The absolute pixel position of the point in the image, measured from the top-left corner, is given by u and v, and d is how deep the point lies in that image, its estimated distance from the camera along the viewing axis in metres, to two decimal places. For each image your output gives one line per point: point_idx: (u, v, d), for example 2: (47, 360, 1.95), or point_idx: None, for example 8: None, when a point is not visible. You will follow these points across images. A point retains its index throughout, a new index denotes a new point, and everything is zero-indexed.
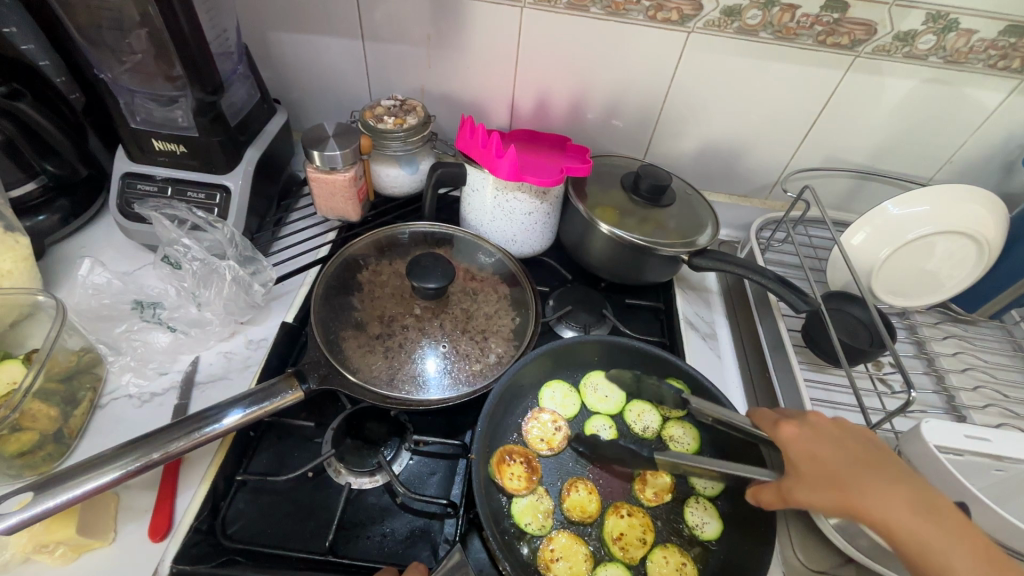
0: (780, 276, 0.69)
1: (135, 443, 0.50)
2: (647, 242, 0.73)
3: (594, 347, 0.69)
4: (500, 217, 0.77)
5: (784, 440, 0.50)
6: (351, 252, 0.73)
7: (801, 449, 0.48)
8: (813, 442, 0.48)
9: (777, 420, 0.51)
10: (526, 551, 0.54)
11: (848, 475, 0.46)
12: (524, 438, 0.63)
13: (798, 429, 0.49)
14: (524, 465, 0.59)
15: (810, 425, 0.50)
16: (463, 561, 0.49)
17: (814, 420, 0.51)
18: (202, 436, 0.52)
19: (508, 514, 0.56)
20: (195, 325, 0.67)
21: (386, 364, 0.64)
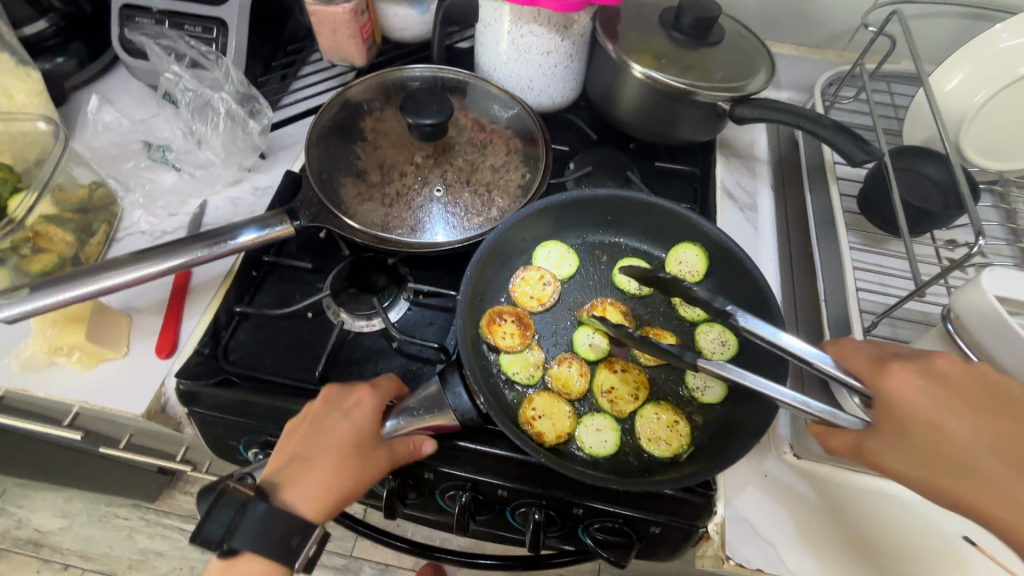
0: (840, 122, 0.57)
1: (146, 252, 0.53)
2: (686, 85, 0.63)
3: (607, 206, 0.61)
4: (517, 59, 0.68)
5: (884, 389, 0.40)
6: (352, 95, 0.69)
7: (913, 408, 0.38)
8: (936, 403, 0.38)
9: (886, 362, 0.40)
10: (509, 396, 0.54)
11: (975, 458, 0.37)
12: (516, 293, 0.59)
13: (914, 377, 0.39)
14: (515, 322, 0.57)
15: (933, 373, 0.39)
16: (439, 393, 0.50)
17: (939, 371, 0.39)
18: (220, 251, 0.54)
19: (495, 362, 0.55)
20: (201, 167, 0.67)
21: (383, 209, 0.61)
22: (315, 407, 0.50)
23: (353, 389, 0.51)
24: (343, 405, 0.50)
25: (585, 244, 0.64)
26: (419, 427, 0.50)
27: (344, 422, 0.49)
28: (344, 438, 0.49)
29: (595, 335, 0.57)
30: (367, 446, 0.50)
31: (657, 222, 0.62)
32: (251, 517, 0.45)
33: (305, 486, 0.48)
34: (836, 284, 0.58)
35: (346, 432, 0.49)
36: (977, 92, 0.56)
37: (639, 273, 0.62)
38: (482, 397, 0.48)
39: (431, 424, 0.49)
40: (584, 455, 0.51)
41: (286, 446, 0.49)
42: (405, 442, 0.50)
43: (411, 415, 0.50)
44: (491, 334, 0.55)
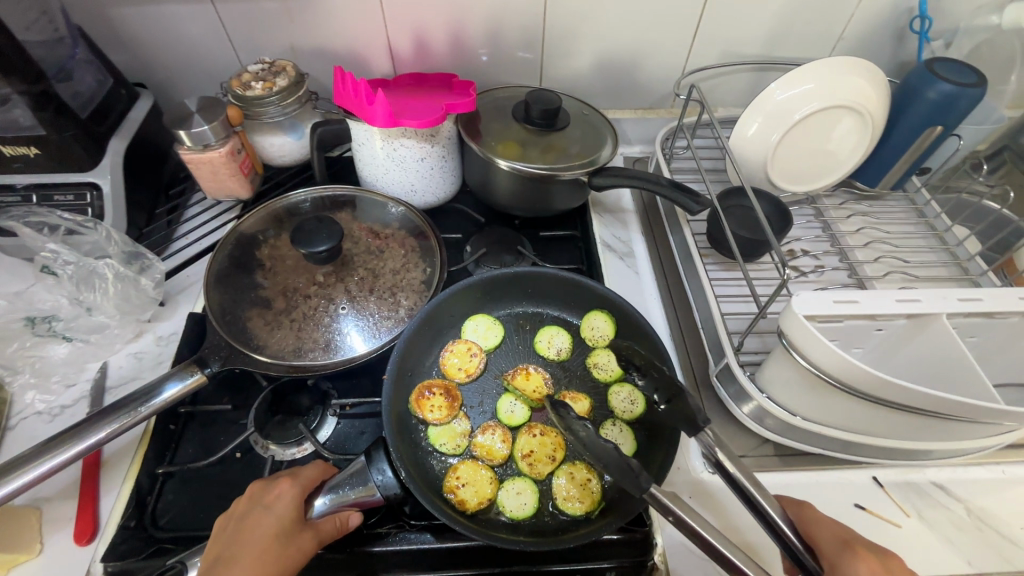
0: (673, 180, 0.68)
1: (53, 440, 0.51)
2: (547, 169, 0.72)
3: (530, 281, 0.67)
4: (394, 168, 0.74)
5: (842, 569, 0.43)
6: (245, 229, 0.71)
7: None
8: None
9: (852, 545, 0.44)
10: (436, 466, 0.57)
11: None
12: (445, 366, 0.64)
13: (874, 568, 0.43)
14: (443, 395, 0.61)
15: (889, 571, 0.43)
16: (365, 468, 0.53)
17: (895, 568, 0.44)
18: (140, 415, 0.53)
19: (424, 436, 0.59)
20: (96, 331, 0.65)
21: (294, 335, 0.63)
22: (240, 506, 0.51)
23: (275, 482, 0.52)
24: (266, 497, 0.51)
25: (511, 316, 0.69)
26: (346, 503, 0.51)
27: (267, 516, 0.49)
28: (268, 530, 0.48)
29: (518, 403, 0.62)
30: (294, 529, 0.49)
31: (572, 293, 0.67)
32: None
33: None
34: (707, 312, 0.66)
35: (269, 522, 0.48)
36: (770, 134, 0.69)
37: (558, 338, 0.66)
38: (404, 471, 0.52)
39: (356, 498, 0.51)
40: (504, 518, 0.54)
41: (210, 551, 0.48)
42: (333, 520, 0.50)
43: (338, 492, 0.51)
44: (420, 408, 0.59)
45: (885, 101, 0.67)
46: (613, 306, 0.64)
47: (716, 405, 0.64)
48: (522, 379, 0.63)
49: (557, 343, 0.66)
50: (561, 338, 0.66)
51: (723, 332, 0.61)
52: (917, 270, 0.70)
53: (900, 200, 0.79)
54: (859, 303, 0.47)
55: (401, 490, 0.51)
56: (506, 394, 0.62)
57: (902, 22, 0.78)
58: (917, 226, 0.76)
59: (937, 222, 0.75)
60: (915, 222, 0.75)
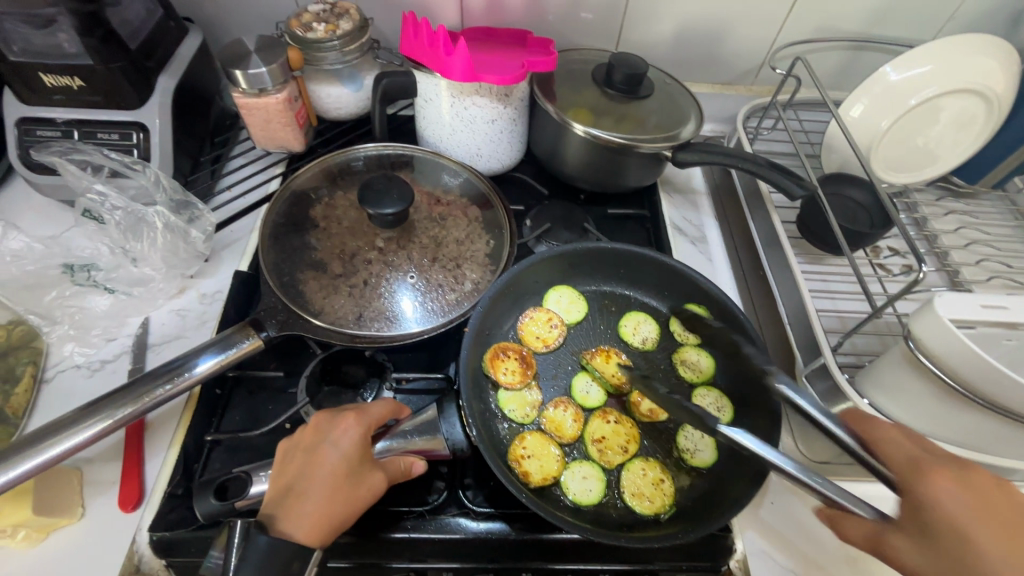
0: (770, 160, 0.63)
1: (93, 405, 0.47)
2: (626, 140, 0.66)
3: (620, 259, 0.62)
4: (461, 129, 0.69)
5: (914, 490, 0.38)
6: (298, 184, 0.66)
7: (944, 510, 0.36)
8: (981, 526, 0.35)
9: (921, 466, 0.39)
10: (502, 433, 0.53)
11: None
12: (523, 332, 0.60)
13: (956, 488, 0.37)
14: (517, 360, 0.57)
15: (975, 488, 0.37)
16: (434, 421, 0.50)
17: (988, 480, 0.37)
18: (168, 392, 0.49)
19: (493, 399, 0.55)
20: (138, 284, 0.61)
21: (353, 303, 0.59)
22: (303, 438, 0.44)
23: (340, 416, 0.46)
24: (331, 430, 0.44)
25: (596, 293, 0.64)
26: (410, 450, 0.47)
27: (333, 453, 0.43)
28: (336, 465, 0.42)
29: (594, 384, 0.57)
30: (362, 467, 0.43)
31: (671, 283, 0.62)
32: (254, 550, 0.37)
33: (298, 512, 0.40)
34: (796, 308, 0.62)
35: (336, 457, 0.43)
36: (881, 120, 0.63)
37: (645, 325, 0.62)
38: (474, 429, 0.48)
39: (423, 446, 0.47)
40: (567, 501, 0.50)
41: (275, 481, 0.42)
42: (399, 463, 0.46)
43: (403, 438, 0.47)
44: (493, 367, 0.55)
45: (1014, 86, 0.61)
46: (716, 303, 0.58)
47: (798, 407, 0.60)
48: (601, 360, 0.58)
49: (643, 331, 0.61)
50: (649, 327, 0.62)
51: (820, 332, 0.57)
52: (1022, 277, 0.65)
53: (998, 200, 0.74)
54: (1010, 310, 0.43)
55: (469, 447, 0.49)
56: (582, 372, 0.58)
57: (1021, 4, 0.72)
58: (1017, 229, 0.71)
59: None
60: (1016, 225, 0.70)
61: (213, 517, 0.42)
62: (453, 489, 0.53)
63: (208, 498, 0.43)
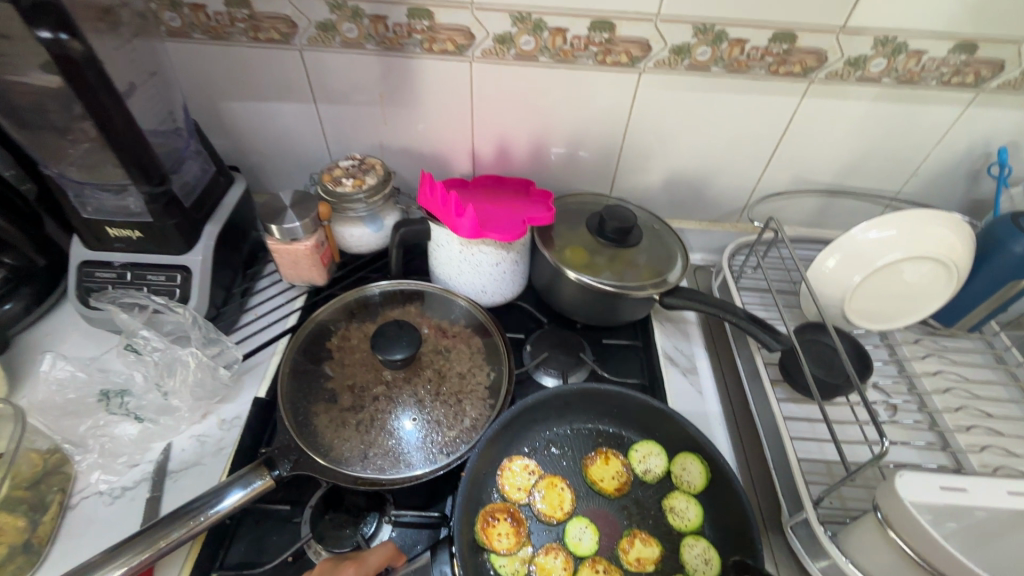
0: (751, 312, 0.68)
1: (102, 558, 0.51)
2: (618, 287, 0.73)
3: (613, 400, 0.67)
4: (467, 270, 0.76)
5: None
6: (320, 318, 0.74)
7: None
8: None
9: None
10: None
11: None
12: (504, 488, 0.61)
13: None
14: (509, 520, 0.58)
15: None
16: (428, 566, 0.52)
17: None
18: (169, 542, 0.52)
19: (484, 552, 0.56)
20: (164, 413, 0.66)
21: (359, 439, 0.63)
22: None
23: (341, 566, 0.51)
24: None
25: (588, 430, 0.67)
26: None
27: None
28: None
29: (587, 530, 0.59)
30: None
31: (663, 425, 0.65)
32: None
33: None
34: (779, 453, 0.64)
35: None
36: (853, 273, 0.69)
37: (653, 457, 0.64)
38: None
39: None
40: None
41: None
42: None
43: None
44: (487, 537, 0.57)
45: (970, 253, 0.67)
46: (711, 452, 0.61)
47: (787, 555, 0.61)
48: (601, 464, 0.64)
49: (651, 462, 0.64)
50: (657, 458, 0.64)
51: (801, 483, 0.59)
52: (1001, 424, 0.67)
53: (976, 340, 0.78)
54: (969, 492, 0.47)
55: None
56: (574, 518, 0.60)
57: (978, 164, 0.80)
58: (997, 371, 0.74)
59: (1018, 371, 0.73)
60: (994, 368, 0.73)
61: None
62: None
63: None
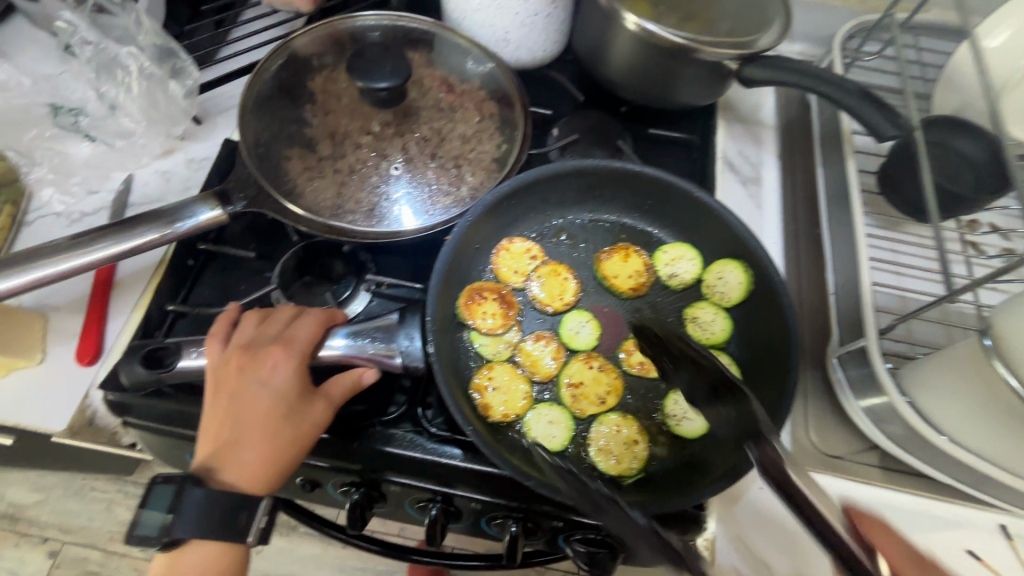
0: (865, 88, 0.49)
1: (23, 254, 0.44)
2: (689, 40, 0.54)
3: (650, 187, 0.52)
4: (489, 4, 0.57)
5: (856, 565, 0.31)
6: (297, 48, 0.59)
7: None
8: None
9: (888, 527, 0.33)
10: (468, 360, 0.48)
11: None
12: (498, 268, 0.52)
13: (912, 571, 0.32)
14: (497, 302, 0.50)
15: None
16: (392, 326, 0.44)
17: None
18: (114, 252, 0.45)
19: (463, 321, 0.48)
20: (121, 137, 0.58)
21: (335, 191, 0.53)
22: (226, 375, 0.39)
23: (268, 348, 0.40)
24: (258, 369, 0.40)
25: (609, 223, 0.55)
26: (360, 357, 0.42)
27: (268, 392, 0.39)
28: (268, 411, 0.39)
29: (588, 325, 0.50)
30: (301, 404, 0.40)
31: (703, 226, 0.52)
32: (189, 505, 0.37)
33: (237, 459, 0.38)
34: (847, 277, 0.51)
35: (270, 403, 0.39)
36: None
37: (683, 261, 0.53)
38: (433, 346, 0.43)
39: (373, 355, 0.41)
40: (526, 443, 0.44)
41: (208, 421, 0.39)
42: (345, 380, 0.41)
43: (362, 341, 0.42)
44: (470, 313, 0.48)
45: None
46: (761, 259, 0.48)
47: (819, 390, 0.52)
48: (619, 260, 0.52)
49: (680, 267, 0.52)
50: (688, 264, 0.52)
51: (869, 308, 0.46)
52: None
53: None
54: None
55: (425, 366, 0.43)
56: (573, 310, 0.51)
57: None
58: None
59: None
60: None
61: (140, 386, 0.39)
62: (413, 405, 0.50)
63: (134, 365, 0.39)
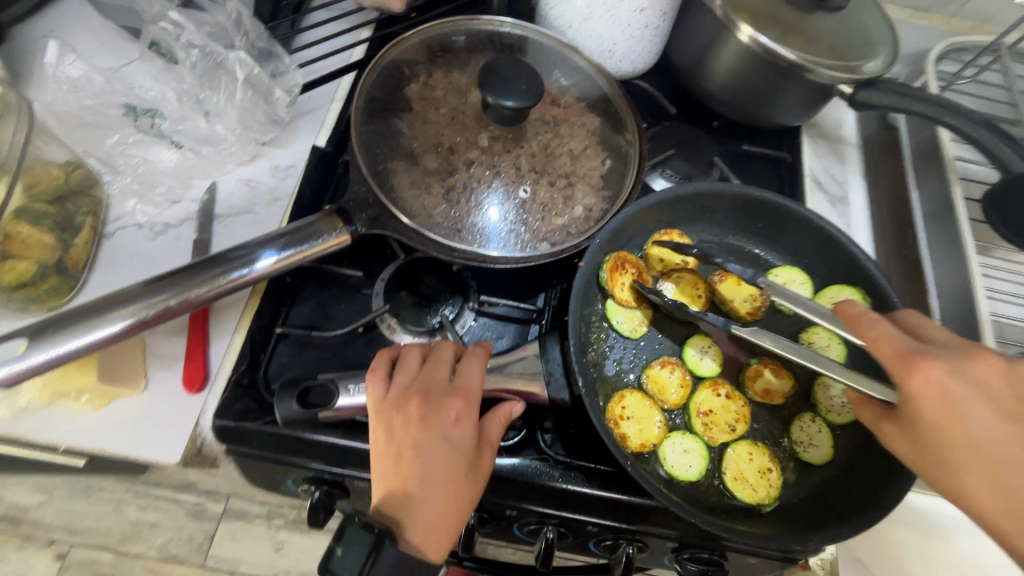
0: (987, 120, 0.50)
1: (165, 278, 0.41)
2: (802, 59, 0.53)
3: (764, 212, 0.53)
4: (601, 15, 0.56)
5: (912, 389, 0.36)
6: (395, 55, 0.55)
7: (940, 405, 0.35)
8: (993, 413, 0.35)
9: (912, 358, 0.36)
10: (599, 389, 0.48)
11: (948, 418, 0.35)
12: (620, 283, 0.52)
13: (946, 374, 0.35)
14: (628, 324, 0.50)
15: (968, 375, 0.36)
16: (537, 362, 0.45)
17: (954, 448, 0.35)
18: (230, 282, 0.41)
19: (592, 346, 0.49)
20: (207, 142, 0.54)
21: (447, 209, 0.51)
22: (403, 425, 0.37)
23: (443, 397, 0.38)
24: (439, 420, 0.38)
25: (720, 243, 0.55)
26: (506, 389, 0.43)
27: (448, 446, 0.37)
28: (450, 465, 0.37)
29: (709, 351, 0.50)
30: (477, 459, 0.38)
31: (818, 251, 0.53)
32: (383, 564, 0.34)
33: (420, 519, 0.36)
34: None
35: (451, 457, 0.37)
36: None
37: (798, 285, 0.53)
38: (583, 382, 0.43)
39: (524, 391, 0.43)
40: (663, 473, 0.45)
41: (385, 476, 0.37)
42: (497, 417, 0.40)
43: (497, 374, 0.44)
44: (600, 337, 0.50)
45: None
46: (884, 290, 0.49)
47: None
48: (732, 284, 0.52)
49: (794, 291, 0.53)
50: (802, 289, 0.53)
51: None
52: None
53: None
54: None
55: (571, 401, 0.44)
56: (693, 334, 0.51)
57: None
58: None
59: None
60: None
61: (292, 421, 0.40)
62: (532, 430, 0.49)
63: (289, 401, 0.40)
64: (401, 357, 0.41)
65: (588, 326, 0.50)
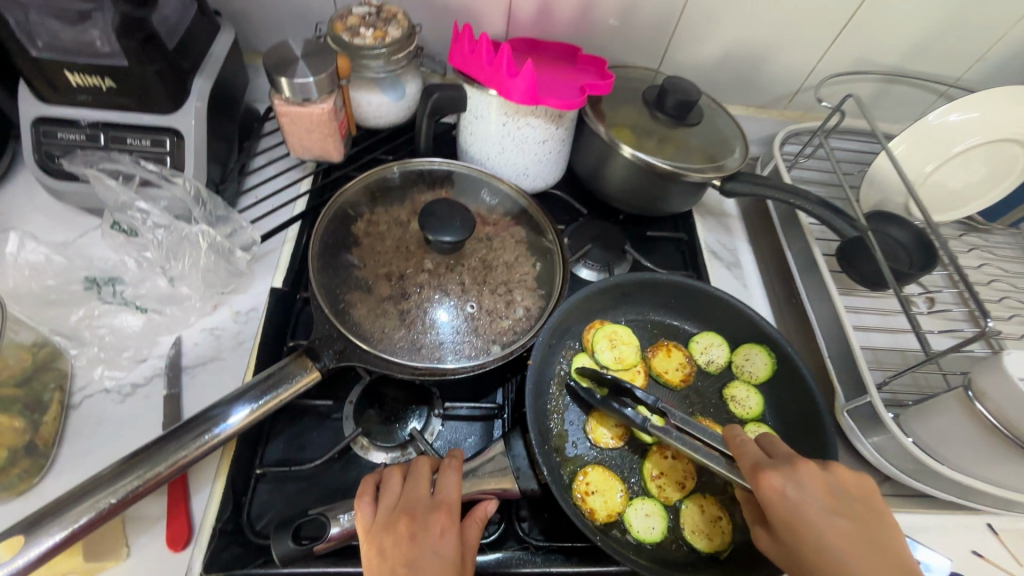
0: (822, 198, 0.63)
1: (146, 450, 0.43)
2: (674, 167, 0.65)
3: (673, 290, 0.63)
4: (512, 148, 0.67)
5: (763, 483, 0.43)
6: (341, 200, 0.63)
7: (786, 498, 0.41)
8: (823, 507, 0.40)
9: (756, 468, 0.43)
10: (564, 471, 0.53)
11: (791, 505, 0.41)
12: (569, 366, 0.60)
13: (783, 480, 0.42)
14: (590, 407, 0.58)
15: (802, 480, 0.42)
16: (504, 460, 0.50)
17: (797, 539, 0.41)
18: (209, 443, 0.45)
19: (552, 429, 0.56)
20: (170, 301, 0.58)
21: (406, 332, 0.57)
22: (396, 546, 0.41)
23: (428, 512, 0.43)
24: (426, 534, 0.42)
25: (644, 320, 0.65)
26: (482, 491, 0.48)
27: (439, 557, 0.41)
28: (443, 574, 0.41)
29: None
30: (464, 563, 0.42)
31: (723, 317, 0.64)
32: None
33: None
34: (838, 344, 0.63)
35: (442, 566, 0.41)
36: (926, 164, 0.72)
37: (715, 348, 0.63)
38: (546, 468, 0.48)
39: (498, 490, 0.48)
40: (631, 538, 0.51)
41: None
42: (474, 519, 0.46)
43: (473, 478, 0.48)
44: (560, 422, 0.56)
45: None
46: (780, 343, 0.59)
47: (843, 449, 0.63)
48: (663, 356, 0.62)
49: (713, 353, 0.63)
50: (719, 350, 0.63)
51: (865, 369, 0.59)
52: None
53: (1012, 237, 0.79)
54: None
55: (539, 488, 0.49)
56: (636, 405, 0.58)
57: None
58: None
59: None
60: None
61: (290, 561, 0.42)
62: (510, 521, 0.53)
63: (286, 540, 0.43)
64: (383, 480, 0.46)
65: (545, 414, 0.56)
